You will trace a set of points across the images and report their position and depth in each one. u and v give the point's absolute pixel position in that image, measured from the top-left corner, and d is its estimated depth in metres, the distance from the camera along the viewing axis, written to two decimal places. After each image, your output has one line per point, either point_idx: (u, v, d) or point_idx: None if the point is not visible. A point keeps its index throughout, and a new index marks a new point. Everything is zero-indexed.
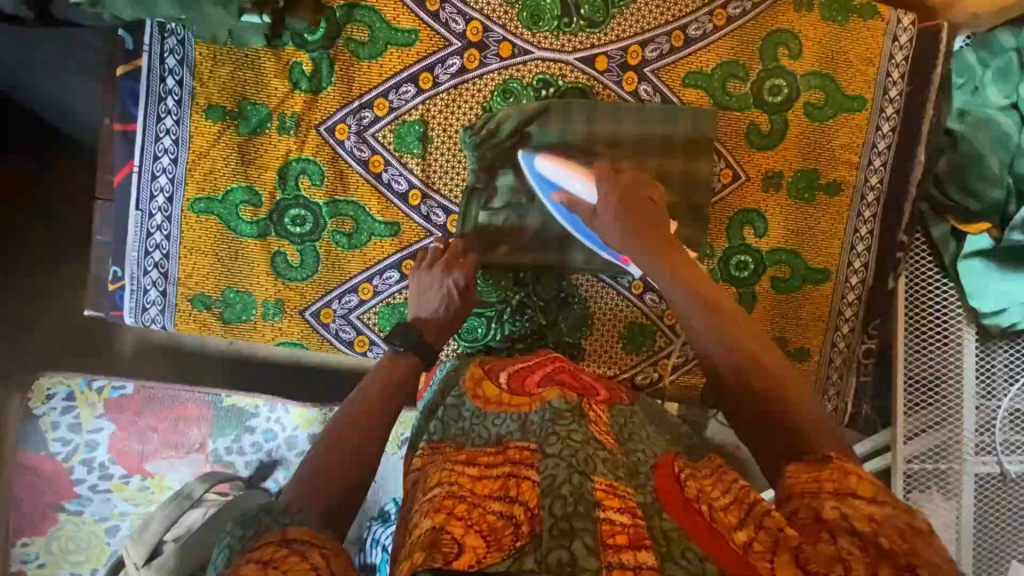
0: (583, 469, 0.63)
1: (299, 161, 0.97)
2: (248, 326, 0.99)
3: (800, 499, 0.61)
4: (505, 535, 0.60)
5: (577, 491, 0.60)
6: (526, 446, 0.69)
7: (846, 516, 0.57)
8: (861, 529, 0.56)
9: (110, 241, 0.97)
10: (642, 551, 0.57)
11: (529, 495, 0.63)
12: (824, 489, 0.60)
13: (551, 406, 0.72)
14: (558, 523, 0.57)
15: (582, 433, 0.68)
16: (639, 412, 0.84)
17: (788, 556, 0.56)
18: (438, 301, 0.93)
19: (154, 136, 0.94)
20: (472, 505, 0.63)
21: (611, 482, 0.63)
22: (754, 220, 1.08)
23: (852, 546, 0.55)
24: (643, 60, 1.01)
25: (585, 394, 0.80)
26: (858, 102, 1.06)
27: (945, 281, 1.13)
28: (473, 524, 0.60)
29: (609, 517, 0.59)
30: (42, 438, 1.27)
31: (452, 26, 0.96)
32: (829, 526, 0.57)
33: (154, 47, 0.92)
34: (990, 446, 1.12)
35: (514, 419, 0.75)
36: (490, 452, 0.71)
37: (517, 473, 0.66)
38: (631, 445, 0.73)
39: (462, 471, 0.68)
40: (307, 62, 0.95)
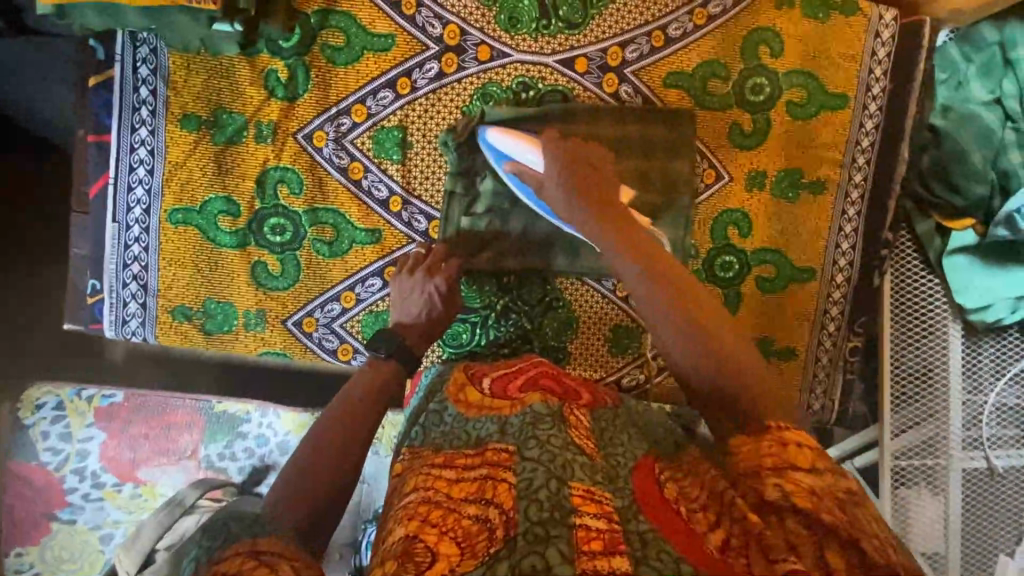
0: (561, 475, 0.63)
1: (278, 169, 0.96)
2: (229, 336, 0.98)
3: (747, 482, 0.66)
4: (479, 540, 0.59)
5: (553, 497, 0.60)
6: (504, 448, 0.69)
7: (787, 494, 0.62)
8: (801, 505, 0.61)
9: (88, 253, 0.95)
10: (617, 556, 0.56)
11: (504, 497, 0.62)
12: (763, 466, 0.66)
13: (532, 411, 0.73)
14: (533, 529, 0.57)
15: (562, 438, 0.69)
16: (622, 414, 0.84)
17: (757, 548, 0.59)
18: (421, 306, 0.92)
19: (129, 147, 0.93)
20: (448, 511, 0.62)
21: (589, 487, 0.63)
22: (738, 220, 1.07)
23: (799, 529, 0.60)
24: (623, 60, 1.00)
25: (567, 399, 0.80)
26: (840, 100, 1.05)
27: (931, 278, 1.12)
28: (448, 531, 0.60)
29: (585, 522, 0.58)
30: (31, 448, 1.26)
31: (429, 30, 0.95)
32: (775, 509, 0.62)
33: (127, 56, 0.91)
34: (977, 442, 1.12)
35: (493, 421, 0.76)
36: (467, 453, 0.72)
37: (494, 475, 0.66)
38: (611, 450, 0.72)
39: (440, 474, 0.68)
40: (282, 69, 0.93)
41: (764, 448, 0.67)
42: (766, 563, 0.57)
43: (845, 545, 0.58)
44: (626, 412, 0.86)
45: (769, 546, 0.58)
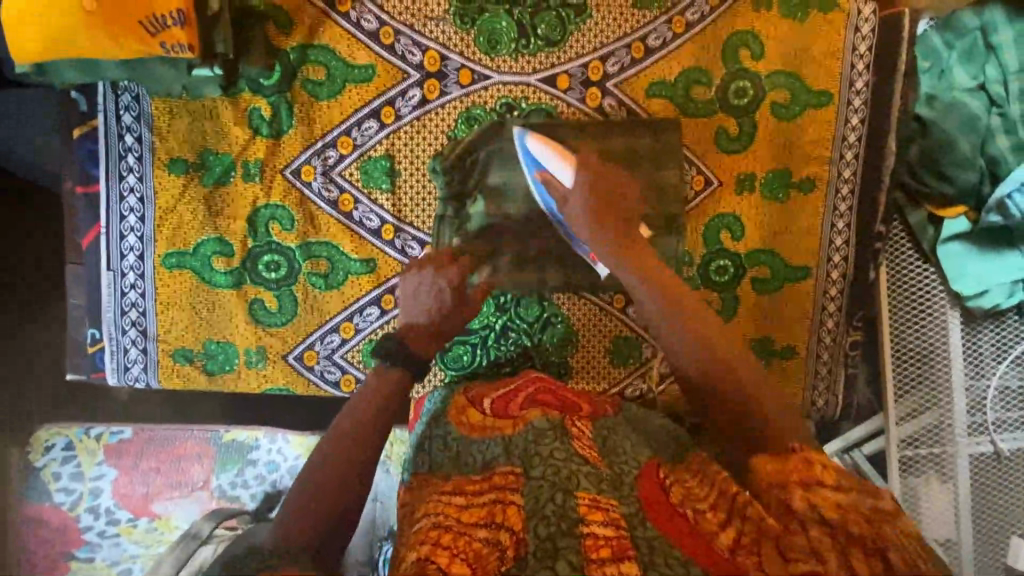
0: (566, 487, 0.65)
1: (267, 207, 0.96)
2: (231, 376, 0.99)
3: (773, 494, 0.64)
4: (490, 560, 0.60)
5: (560, 511, 0.63)
6: (510, 471, 0.70)
7: (814, 505, 0.61)
8: (829, 517, 0.60)
9: (84, 303, 0.96)
10: (625, 561, 0.58)
11: (514, 519, 0.64)
12: (791, 480, 0.64)
13: (534, 427, 0.75)
14: (542, 544, 0.60)
15: (565, 449, 0.70)
16: (625, 423, 0.84)
17: (770, 546, 0.60)
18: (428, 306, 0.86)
19: (118, 195, 0.93)
20: (459, 534, 0.62)
21: (595, 496, 0.65)
22: (730, 224, 1.08)
23: (823, 537, 0.59)
24: (605, 74, 1.00)
25: (567, 412, 0.81)
26: (824, 97, 1.05)
27: (927, 267, 1.12)
28: (459, 553, 0.60)
29: (593, 531, 0.60)
30: (44, 490, 1.27)
31: (409, 57, 0.95)
32: (800, 517, 0.61)
33: (109, 106, 0.91)
34: (983, 426, 1.12)
35: (499, 441, 0.76)
36: (474, 479, 0.72)
37: (503, 499, 0.67)
38: (614, 458, 0.73)
39: (450, 501, 0.68)
40: (265, 107, 0.93)
41: (790, 467, 0.65)
42: (781, 561, 0.58)
43: (871, 555, 0.57)
44: (627, 421, 0.85)
45: (790, 547, 0.58)
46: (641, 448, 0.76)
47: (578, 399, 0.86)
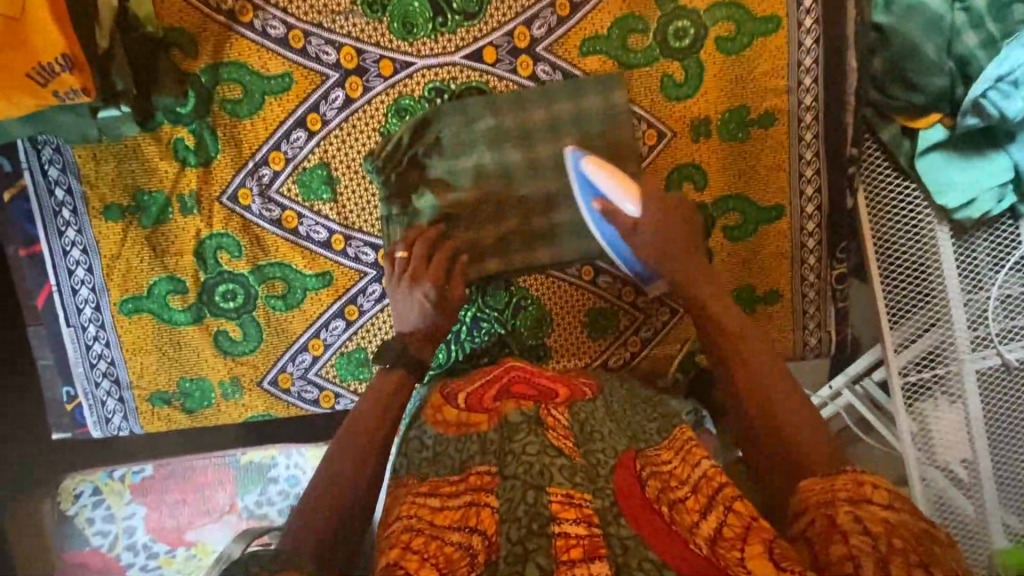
0: (540, 483, 0.64)
1: (212, 237, 0.94)
2: (211, 410, 0.99)
3: (817, 509, 0.58)
4: (461, 566, 0.61)
5: (532, 510, 0.62)
6: (486, 471, 0.69)
7: (859, 519, 0.55)
8: (874, 529, 0.54)
9: (53, 362, 0.96)
10: (597, 561, 0.58)
11: (488, 523, 0.64)
12: (837, 497, 0.58)
13: (508, 422, 0.72)
14: (513, 549, 0.60)
15: (538, 443, 0.68)
16: (603, 404, 0.79)
17: (759, 546, 0.59)
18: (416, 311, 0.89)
19: (62, 251, 0.92)
20: (431, 538, 0.63)
21: (569, 491, 0.63)
22: (692, 174, 1.03)
23: (864, 545, 0.53)
24: (532, 39, 0.95)
25: (542, 400, 0.77)
26: (772, 22, 0.98)
27: (906, 183, 1.05)
28: (430, 557, 0.61)
29: (565, 530, 0.60)
30: (82, 535, 1.32)
31: (324, 58, 0.91)
32: (841, 529, 0.55)
33: (33, 162, 0.89)
34: (987, 339, 1.06)
35: (474, 441, 0.74)
36: (451, 480, 0.71)
37: (478, 501, 0.67)
38: (590, 445, 0.70)
39: (425, 502, 0.68)
40: (188, 136, 0.91)
41: (838, 481, 0.59)
42: (772, 565, 0.56)
43: (915, 569, 0.51)
44: (606, 401, 0.81)
45: (778, 548, 0.57)
46: (617, 433, 0.73)
47: (552, 382, 0.82)
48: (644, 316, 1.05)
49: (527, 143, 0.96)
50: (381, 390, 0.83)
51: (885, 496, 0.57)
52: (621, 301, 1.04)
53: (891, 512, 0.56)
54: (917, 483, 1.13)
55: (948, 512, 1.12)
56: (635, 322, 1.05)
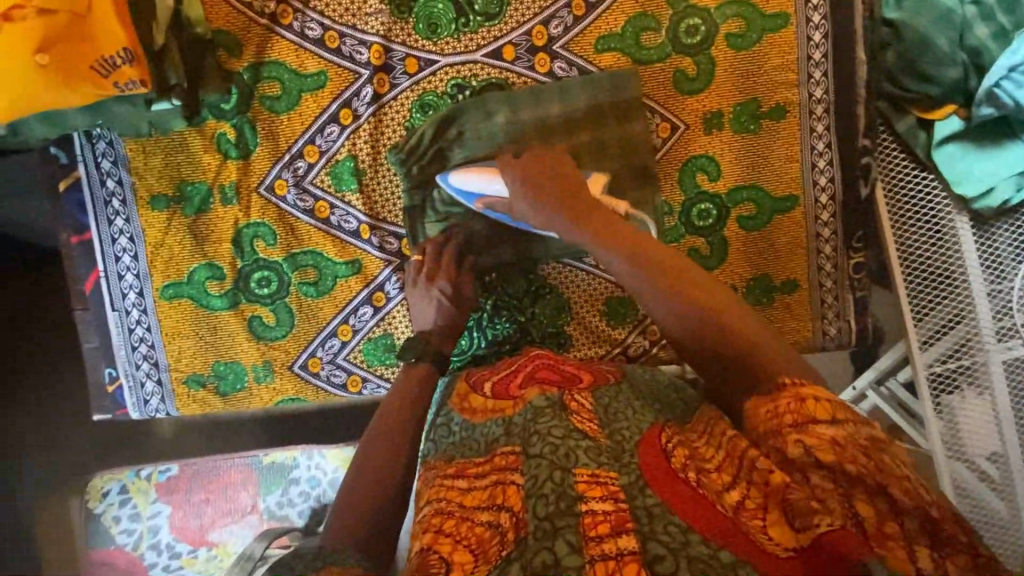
0: (565, 464, 0.63)
1: (250, 226, 0.99)
2: (243, 394, 1.03)
3: (768, 441, 0.63)
4: (492, 545, 0.61)
5: (558, 489, 0.61)
6: (510, 451, 0.69)
7: (809, 450, 0.59)
8: (826, 460, 0.58)
9: (98, 345, 1.01)
10: (623, 536, 0.57)
11: (514, 500, 0.64)
12: (782, 424, 0.62)
13: (532, 406, 0.72)
14: (541, 524, 0.59)
15: (563, 426, 0.68)
16: (627, 388, 0.81)
17: (777, 514, 0.59)
18: (433, 310, 0.95)
19: (111, 238, 0.98)
20: (461, 520, 0.64)
21: (594, 470, 0.63)
22: (705, 165, 1.06)
23: (825, 483, 0.57)
24: (549, 38, 1.00)
25: (566, 386, 0.78)
26: (781, 19, 1.03)
27: (925, 174, 1.07)
28: (461, 539, 0.62)
29: (592, 508, 0.59)
30: (108, 534, 1.30)
31: (357, 57, 0.96)
32: (798, 466, 0.59)
33: (87, 155, 0.96)
34: (1013, 330, 1.05)
35: (499, 422, 0.75)
36: (477, 462, 0.72)
37: (503, 480, 0.67)
38: (615, 426, 0.71)
39: (452, 485, 0.70)
40: (230, 130, 0.96)
41: (782, 405, 0.63)
42: (791, 532, 0.57)
43: (874, 494, 0.56)
44: (631, 386, 0.83)
45: (796, 513, 0.57)
46: (643, 412, 0.75)
47: (578, 369, 0.83)
48: None
49: (545, 137, 1.00)
50: (412, 377, 0.88)
51: (827, 410, 0.61)
52: None
53: (835, 429, 0.60)
54: (947, 480, 1.11)
55: (979, 508, 1.09)
56: None
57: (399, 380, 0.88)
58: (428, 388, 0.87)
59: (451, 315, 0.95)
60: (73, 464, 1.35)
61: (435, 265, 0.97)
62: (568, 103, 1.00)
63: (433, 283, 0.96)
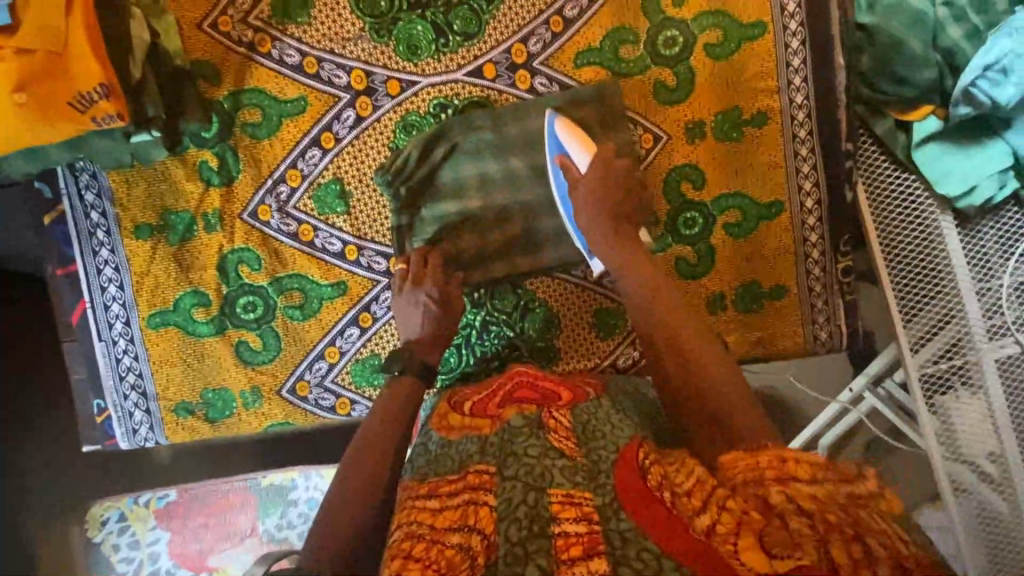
0: (540, 485, 0.65)
1: (234, 251, 0.99)
2: (233, 420, 1.03)
3: (747, 489, 0.61)
4: (462, 569, 0.61)
5: (532, 511, 0.63)
6: (485, 470, 0.69)
7: (792, 498, 0.58)
8: (807, 509, 0.57)
9: (86, 376, 1.01)
10: (595, 558, 0.59)
11: (486, 522, 0.64)
12: (765, 476, 0.61)
13: (510, 426, 0.72)
14: (513, 549, 0.60)
15: (540, 445, 0.69)
16: (608, 403, 0.81)
17: (751, 537, 0.57)
18: (421, 317, 0.94)
19: (96, 269, 0.98)
20: (431, 543, 0.64)
21: (569, 491, 0.64)
22: (690, 174, 1.07)
23: (803, 527, 0.56)
24: (529, 55, 1.00)
25: (545, 403, 0.78)
26: (758, 28, 1.03)
27: (907, 175, 1.07)
28: (431, 563, 0.61)
29: (564, 530, 0.61)
30: (109, 562, 1.34)
31: (336, 81, 0.97)
32: (778, 512, 0.57)
33: (71, 187, 0.96)
34: (1003, 327, 1.04)
35: (473, 440, 0.74)
36: (451, 479, 0.71)
37: (476, 500, 0.67)
38: (593, 444, 0.71)
39: (424, 505, 0.68)
40: (212, 158, 0.97)
41: (762, 462, 0.63)
42: (765, 557, 0.55)
43: (851, 541, 0.54)
44: (611, 400, 0.83)
45: (772, 541, 0.56)
46: (624, 428, 0.74)
47: (557, 387, 0.83)
48: None
49: (527, 154, 1.01)
50: (397, 399, 0.86)
51: (809, 468, 0.61)
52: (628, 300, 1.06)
53: (816, 486, 0.59)
54: (945, 482, 1.10)
55: (978, 508, 1.09)
56: None
57: (383, 396, 0.87)
58: (397, 406, 0.85)
59: (438, 322, 0.94)
60: (57, 483, 1.33)
61: (421, 270, 0.97)
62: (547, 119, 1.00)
63: (418, 287, 0.95)
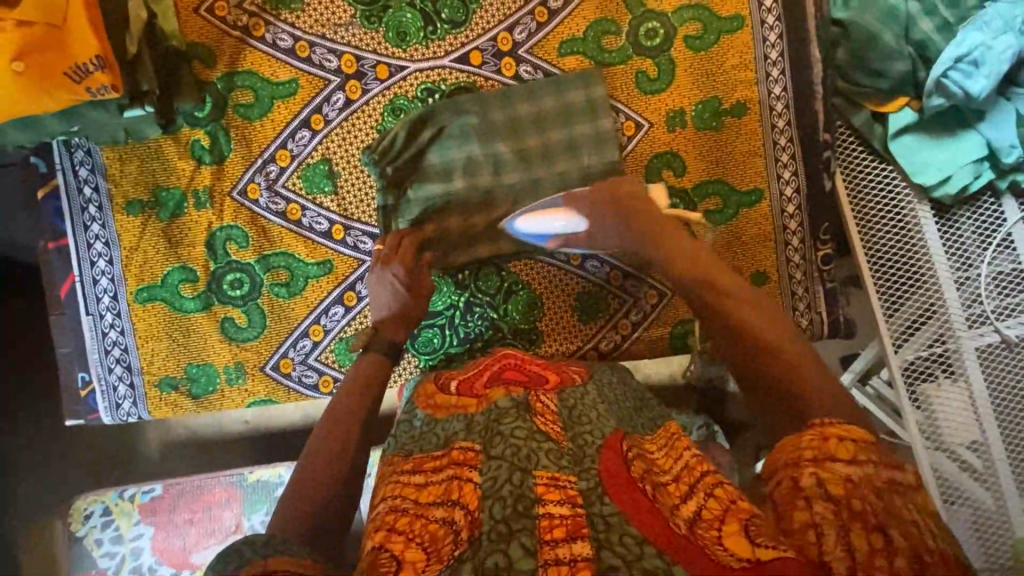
0: (525, 466, 0.64)
1: (223, 229, 1.01)
2: (216, 396, 1.03)
3: (784, 470, 0.60)
4: (445, 544, 0.61)
5: (517, 491, 0.61)
6: (470, 446, 0.69)
7: (822, 481, 0.57)
8: (836, 493, 0.56)
9: (72, 349, 1.02)
10: (579, 541, 0.57)
11: (469, 497, 0.64)
12: (801, 458, 0.60)
13: (497, 407, 0.72)
14: (497, 527, 0.59)
15: (526, 427, 0.68)
16: (594, 391, 0.81)
17: (736, 525, 0.59)
18: (390, 296, 0.95)
19: (86, 243, 1.00)
20: (415, 517, 0.63)
21: (554, 474, 0.64)
22: (671, 162, 1.09)
23: (828, 510, 0.55)
24: (514, 43, 1.04)
25: (533, 386, 0.78)
26: (736, 21, 1.07)
27: (885, 166, 1.09)
28: (414, 537, 0.61)
29: (549, 511, 0.60)
30: (88, 557, 1.23)
31: (327, 64, 1.00)
32: (806, 494, 0.57)
33: (65, 163, 0.99)
34: (983, 316, 1.05)
35: (461, 419, 0.75)
36: (434, 456, 0.72)
37: (460, 476, 0.67)
38: (579, 428, 0.71)
39: (408, 481, 0.69)
40: (204, 137, 1.00)
41: (805, 440, 0.61)
42: (748, 544, 0.56)
43: (872, 531, 0.54)
44: (597, 386, 0.83)
45: (756, 531, 0.57)
46: (606, 418, 0.75)
47: (544, 369, 0.83)
48: (633, 299, 1.08)
49: (510, 138, 1.03)
50: (359, 372, 0.87)
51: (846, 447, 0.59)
52: (609, 285, 1.08)
53: (853, 467, 0.58)
54: (929, 474, 1.09)
55: (964, 503, 1.07)
56: (624, 305, 1.08)
57: (347, 376, 0.87)
58: (383, 374, 0.87)
59: (406, 303, 0.95)
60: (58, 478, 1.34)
61: (393, 252, 0.98)
62: (532, 105, 1.04)
63: (388, 268, 0.97)
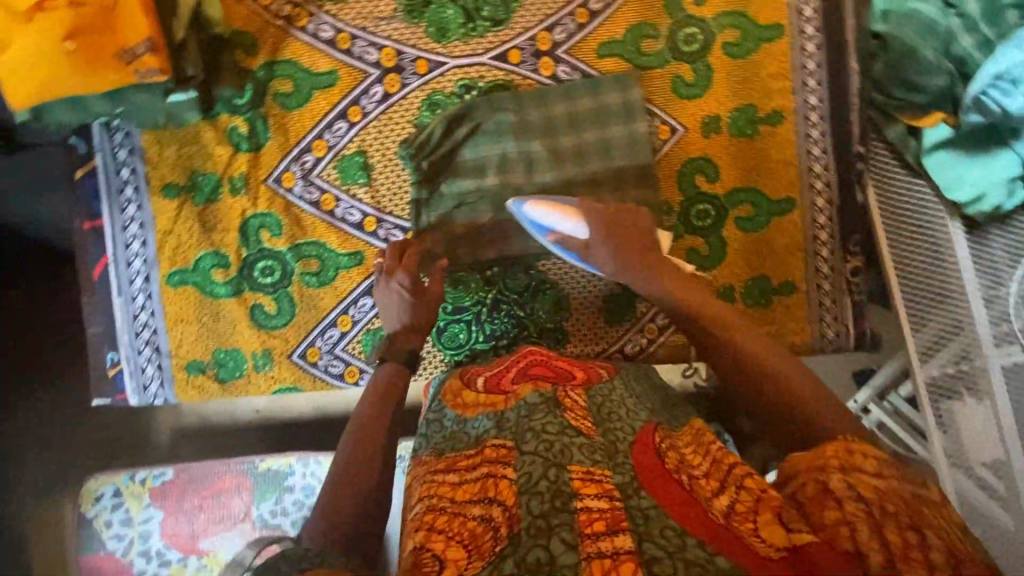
0: (559, 461, 0.64)
1: (256, 216, 1.02)
2: (242, 381, 1.04)
3: (806, 473, 0.61)
4: (485, 540, 0.61)
5: (553, 486, 0.61)
6: (502, 444, 0.70)
7: (852, 485, 0.57)
8: (866, 495, 0.56)
9: (102, 328, 1.03)
10: (620, 534, 0.57)
11: (506, 494, 0.64)
12: (829, 463, 0.60)
13: (525, 403, 0.72)
14: (535, 522, 0.59)
15: (558, 423, 0.68)
16: (621, 387, 0.81)
17: (770, 515, 0.59)
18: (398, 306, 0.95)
19: (121, 225, 1.01)
20: (453, 516, 0.64)
21: (588, 468, 0.63)
22: (703, 167, 1.09)
23: (859, 509, 0.55)
24: (554, 43, 1.04)
25: (561, 381, 0.78)
26: (775, 30, 1.07)
27: (917, 180, 1.09)
28: (453, 535, 0.61)
29: (587, 505, 0.59)
30: (98, 538, 1.24)
31: (367, 57, 1.01)
32: (835, 496, 0.57)
33: (105, 145, 1.00)
34: (1011, 336, 1.04)
35: (489, 417, 0.75)
36: (467, 454, 0.72)
37: (495, 473, 0.67)
38: (609, 425, 0.71)
39: (444, 480, 0.70)
40: (242, 124, 1.01)
41: (828, 448, 0.62)
42: (785, 532, 0.57)
43: (906, 529, 0.54)
44: (623, 382, 0.83)
45: (790, 519, 0.57)
46: (636, 411, 0.75)
47: (571, 366, 0.83)
48: None
49: (545, 138, 1.04)
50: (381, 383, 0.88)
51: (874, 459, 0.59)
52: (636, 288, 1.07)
53: (880, 479, 0.58)
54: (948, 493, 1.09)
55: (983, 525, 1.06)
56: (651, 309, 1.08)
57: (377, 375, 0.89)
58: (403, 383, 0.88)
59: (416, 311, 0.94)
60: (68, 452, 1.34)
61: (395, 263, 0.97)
62: (568, 106, 1.04)
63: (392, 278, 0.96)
